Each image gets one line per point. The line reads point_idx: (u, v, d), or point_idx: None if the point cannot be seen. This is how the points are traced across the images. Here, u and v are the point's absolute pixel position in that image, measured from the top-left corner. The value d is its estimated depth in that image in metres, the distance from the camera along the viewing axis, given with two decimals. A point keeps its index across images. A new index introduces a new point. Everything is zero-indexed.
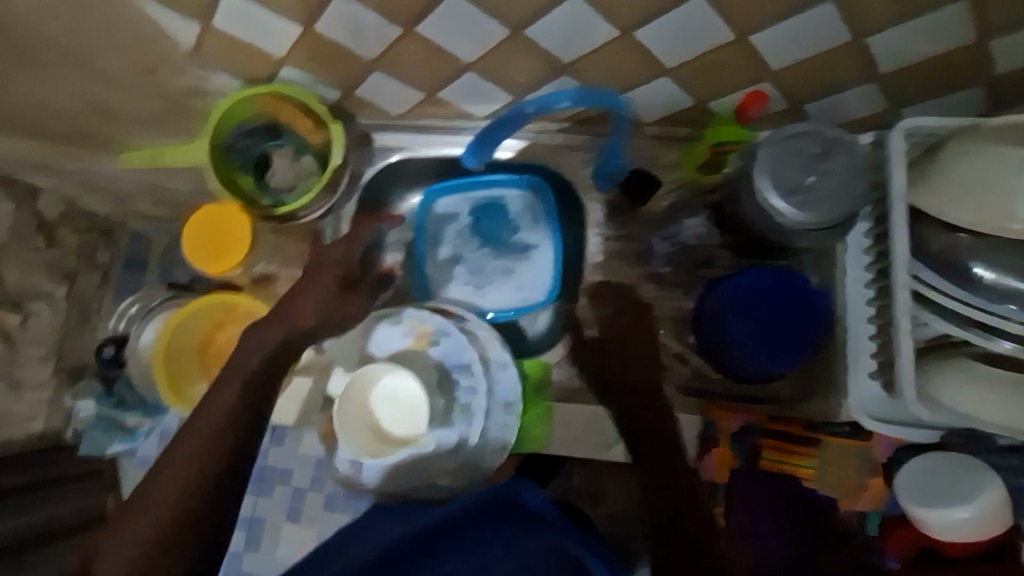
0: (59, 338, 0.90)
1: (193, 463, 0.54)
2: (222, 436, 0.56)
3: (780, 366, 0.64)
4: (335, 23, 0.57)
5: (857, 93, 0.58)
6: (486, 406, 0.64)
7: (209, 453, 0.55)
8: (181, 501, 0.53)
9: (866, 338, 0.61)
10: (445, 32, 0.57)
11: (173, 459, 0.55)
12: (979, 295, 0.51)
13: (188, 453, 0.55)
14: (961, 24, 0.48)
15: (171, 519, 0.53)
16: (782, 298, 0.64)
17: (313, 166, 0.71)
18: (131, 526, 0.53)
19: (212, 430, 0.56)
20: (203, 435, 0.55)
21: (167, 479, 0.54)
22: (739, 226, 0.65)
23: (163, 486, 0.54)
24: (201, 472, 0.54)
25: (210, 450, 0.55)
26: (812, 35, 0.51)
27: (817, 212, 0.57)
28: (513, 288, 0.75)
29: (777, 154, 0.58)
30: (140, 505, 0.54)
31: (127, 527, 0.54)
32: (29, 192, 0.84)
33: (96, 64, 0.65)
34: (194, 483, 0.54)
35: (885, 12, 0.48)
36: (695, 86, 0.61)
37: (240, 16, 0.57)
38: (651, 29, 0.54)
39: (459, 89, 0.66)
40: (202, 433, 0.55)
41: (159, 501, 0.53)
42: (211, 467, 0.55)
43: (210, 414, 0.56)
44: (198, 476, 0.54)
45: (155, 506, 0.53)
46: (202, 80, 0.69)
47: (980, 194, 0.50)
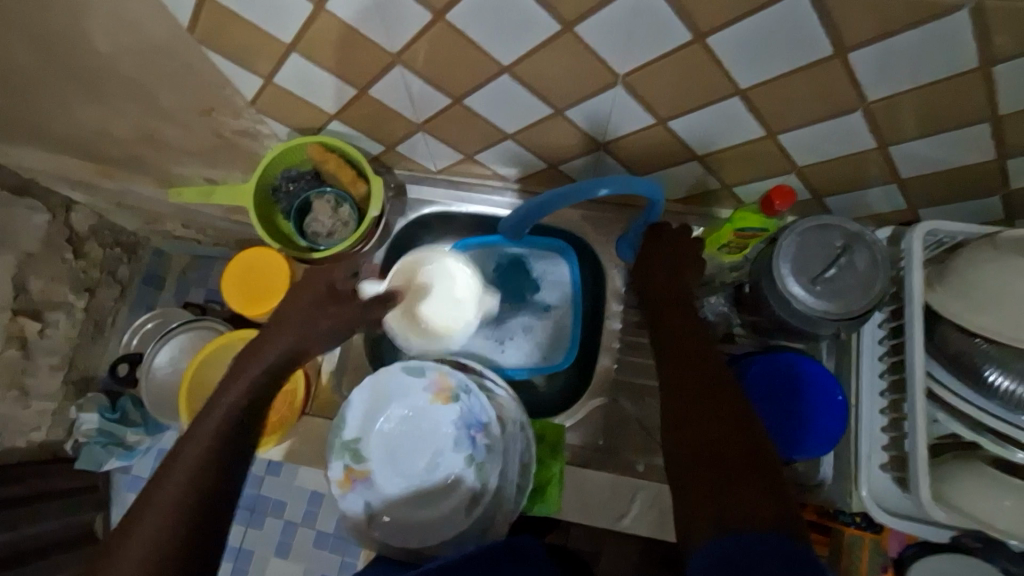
0: (73, 349, 0.95)
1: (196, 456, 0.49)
2: (228, 426, 0.52)
3: (794, 452, 0.64)
4: (386, 90, 0.61)
5: (880, 192, 0.61)
6: (501, 466, 0.65)
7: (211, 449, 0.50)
8: (186, 497, 0.47)
9: (878, 430, 0.62)
10: (489, 106, 0.60)
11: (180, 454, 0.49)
12: (994, 401, 0.53)
13: (196, 446, 0.50)
14: (983, 145, 0.50)
15: (168, 524, 0.45)
16: (801, 385, 0.65)
17: (351, 216, 0.74)
18: (125, 535, 0.45)
19: (221, 420, 0.52)
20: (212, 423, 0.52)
21: (169, 474, 0.48)
22: (756, 307, 0.67)
23: (165, 485, 0.47)
24: (210, 468, 0.49)
25: (212, 442, 0.50)
26: (840, 140, 0.54)
27: (838, 303, 0.59)
28: (533, 345, 0.78)
29: (801, 244, 0.61)
30: (135, 511, 0.47)
31: (124, 535, 0.45)
32: (63, 206, 0.91)
33: (158, 101, 0.68)
34: (201, 480, 0.48)
35: (911, 128, 0.51)
36: (721, 173, 0.64)
37: (299, 77, 0.61)
38: (684, 122, 0.57)
39: (496, 154, 0.70)
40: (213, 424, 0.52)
41: (156, 504, 0.46)
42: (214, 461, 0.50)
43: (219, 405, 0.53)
44: (205, 470, 0.49)
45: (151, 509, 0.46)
46: (255, 124, 0.73)
47: (997, 304, 0.51)
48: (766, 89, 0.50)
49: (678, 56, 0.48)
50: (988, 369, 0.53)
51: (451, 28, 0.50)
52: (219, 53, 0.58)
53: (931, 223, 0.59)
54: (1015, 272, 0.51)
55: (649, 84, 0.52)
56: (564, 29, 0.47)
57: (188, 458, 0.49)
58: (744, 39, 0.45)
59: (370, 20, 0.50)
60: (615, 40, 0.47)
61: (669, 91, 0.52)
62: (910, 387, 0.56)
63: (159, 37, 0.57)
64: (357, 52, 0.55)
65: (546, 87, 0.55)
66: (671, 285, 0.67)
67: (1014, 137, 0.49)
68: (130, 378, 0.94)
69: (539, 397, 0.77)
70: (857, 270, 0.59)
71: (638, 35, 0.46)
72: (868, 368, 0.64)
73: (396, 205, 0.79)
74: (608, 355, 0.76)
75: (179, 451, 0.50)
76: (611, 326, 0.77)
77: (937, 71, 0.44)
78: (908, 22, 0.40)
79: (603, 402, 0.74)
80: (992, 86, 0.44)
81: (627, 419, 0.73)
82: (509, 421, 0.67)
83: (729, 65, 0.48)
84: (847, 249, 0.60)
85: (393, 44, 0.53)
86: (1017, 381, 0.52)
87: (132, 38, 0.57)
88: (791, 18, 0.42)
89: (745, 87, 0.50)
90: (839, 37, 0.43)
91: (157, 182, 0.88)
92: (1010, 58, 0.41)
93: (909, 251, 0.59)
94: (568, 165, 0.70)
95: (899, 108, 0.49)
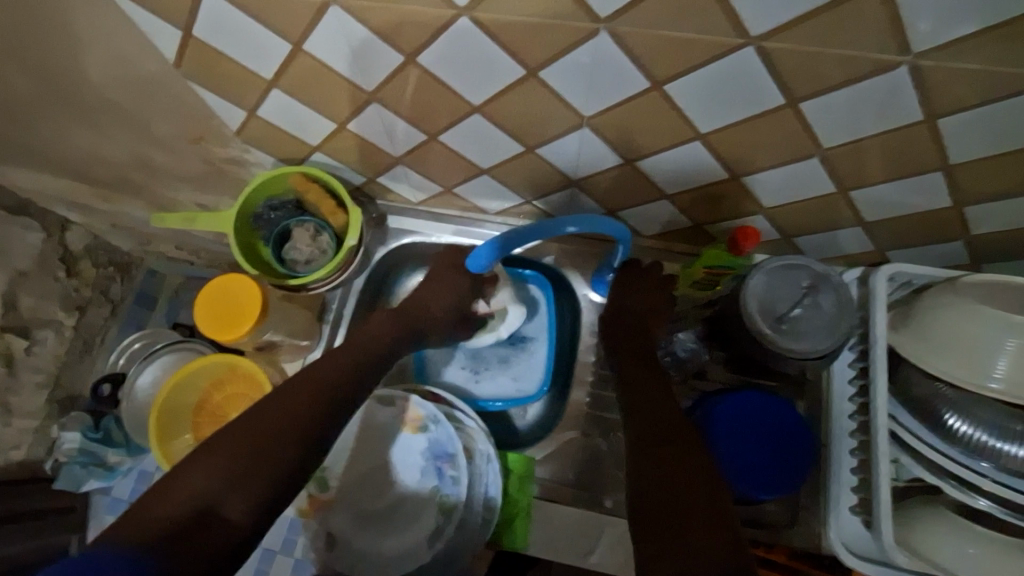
0: (59, 368, 0.95)
1: (304, 400, 0.55)
2: (333, 385, 0.58)
3: (763, 494, 0.64)
4: (367, 124, 0.63)
5: (846, 234, 0.62)
6: (466, 498, 0.64)
7: (317, 403, 0.56)
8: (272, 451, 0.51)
9: (848, 471, 0.62)
10: (465, 142, 0.62)
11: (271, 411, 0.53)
12: (953, 446, 0.54)
13: (300, 396, 0.55)
14: (939, 192, 0.52)
15: (263, 451, 0.50)
16: (766, 424, 0.65)
17: (330, 245, 0.75)
18: (227, 444, 0.50)
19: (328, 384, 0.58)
20: (327, 378, 0.58)
21: (278, 407, 0.54)
22: (728, 343, 0.68)
23: (273, 418, 0.53)
24: (312, 415, 0.54)
25: (320, 395, 0.56)
26: (802, 183, 0.56)
27: (803, 342, 0.61)
28: (508, 376, 0.78)
29: (769, 283, 0.63)
30: (233, 429, 0.51)
31: (223, 442, 0.50)
32: (59, 224, 0.93)
33: (148, 130, 0.70)
34: (306, 426, 0.53)
35: (869, 174, 0.52)
36: (692, 212, 0.66)
37: (283, 110, 0.63)
38: (653, 162, 0.58)
39: (474, 187, 0.72)
40: (327, 380, 0.58)
41: (260, 428, 0.52)
42: (317, 409, 0.55)
43: (335, 366, 0.60)
44: (306, 416, 0.54)
45: (252, 431, 0.51)
46: (244, 153, 0.75)
47: (954, 349, 0.53)
48: (725, 134, 0.51)
49: (639, 101, 0.50)
50: (948, 414, 0.54)
51: (424, 70, 0.52)
52: (206, 87, 0.61)
53: (893, 266, 0.60)
54: (975, 320, 0.52)
55: (615, 127, 0.54)
56: (529, 74, 0.50)
57: (297, 400, 0.55)
58: (700, 86, 0.46)
59: (348, 59, 0.53)
60: (578, 85, 0.50)
61: (633, 133, 0.54)
62: (874, 428, 0.56)
63: (149, 71, 0.59)
64: (336, 90, 0.58)
65: (516, 126, 0.57)
66: (640, 312, 0.69)
67: (968, 186, 0.50)
68: (112, 398, 0.92)
69: (514, 429, 0.78)
70: (822, 310, 0.62)
71: (600, 80, 0.48)
72: (837, 409, 0.64)
73: (377, 233, 0.81)
74: (581, 389, 0.76)
75: (290, 391, 0.55)
76: (586, 358, 0.77)
77: (884, 122, 0.46)
78: (851, 76, 0.42)
79: (573, 437, 0.74)
80: (938, 137, 0.46)
81: (599, 455, 0.72)
82: (477, 453, 0.67)
83: (688, 110, 0.49)
84: (812, 289, 0.62)
85: (368, 82, 0.55)
86: (974, 426, 0.53)
87: (123, 71, 0.59)
88: (742, 70, 0.44)
89: (705, 131, 0.52)
90: (788, 88, 0.44)
91: (151, 205, 0.89)
92: (951, 112, 0.43)
93: (874, 293, 0.60)
94: (543, 200, 0.71)
95: (855, 154, 0.50)
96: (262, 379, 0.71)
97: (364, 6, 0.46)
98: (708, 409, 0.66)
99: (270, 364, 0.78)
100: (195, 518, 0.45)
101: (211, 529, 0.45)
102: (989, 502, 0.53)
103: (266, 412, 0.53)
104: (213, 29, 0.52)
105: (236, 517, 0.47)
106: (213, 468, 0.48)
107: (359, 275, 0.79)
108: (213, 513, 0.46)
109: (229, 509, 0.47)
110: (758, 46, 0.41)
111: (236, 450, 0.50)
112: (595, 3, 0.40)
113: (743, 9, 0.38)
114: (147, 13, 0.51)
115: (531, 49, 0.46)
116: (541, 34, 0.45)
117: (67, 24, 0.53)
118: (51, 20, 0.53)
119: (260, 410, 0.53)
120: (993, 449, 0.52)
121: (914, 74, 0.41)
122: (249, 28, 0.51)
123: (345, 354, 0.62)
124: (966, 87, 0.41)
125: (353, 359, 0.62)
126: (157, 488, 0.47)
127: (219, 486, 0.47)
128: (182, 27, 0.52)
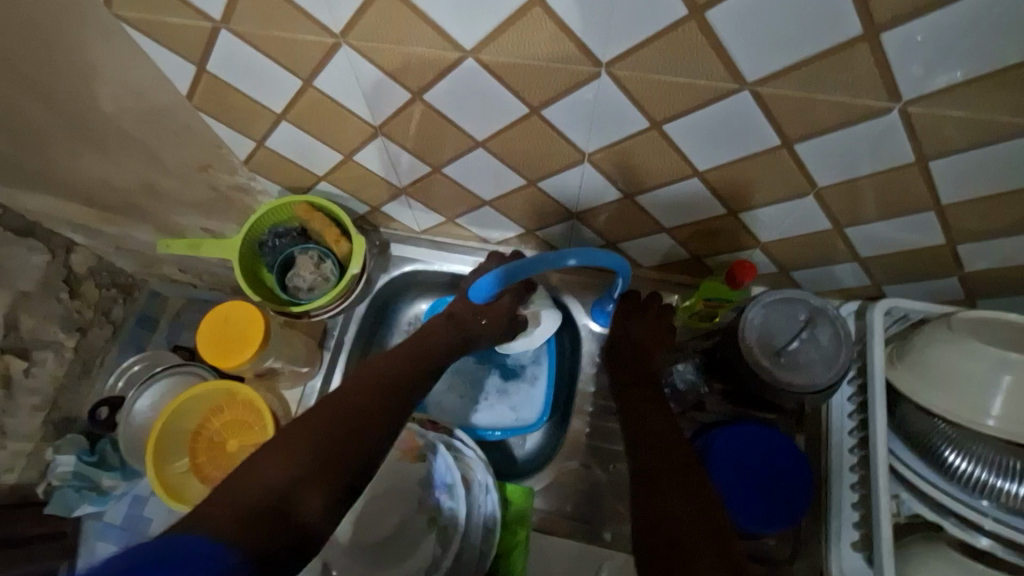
0: (57, 389, 0.95)
1: (374, 398, 0.54)
2: (398, 381, 0.57)
3: (761, 529, 0.63)
4: (372, 156, 0.65)
5: (842, 269, 0.63)
6: (463, 529, 0.63)
7: (386, 402, 0.55)
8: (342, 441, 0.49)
9: (849, 507, 0.61)
10: (467, 175, 0.64)
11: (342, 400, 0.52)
12: (952, 483, 0.55)
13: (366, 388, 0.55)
14: (931, 230, 0.53)
15: (338, 446, 0.49)
16: (762, 458, 0.65)
17: (333, 273, 0.75)
18: (303, 436, 0.48)
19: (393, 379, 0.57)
20: (393, 379, 0.57)
21: (348, 405, 0.52)
22: (727, 375, 0.68)
23: (345, 414, 0.51)
24: (381, 414, 0.53)
25: (387, 394, 0.55)
26: (799, 219, 0.57)
27: (802, 376, 0.61)
28: (507, 405, 0.79)
29: (765, 317, 0.64)
30: (306, 422, 0.49)
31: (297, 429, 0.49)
32: (65, 246, 0.92)
33: (157, 158, 0.71)
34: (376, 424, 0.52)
35: (863, 212, 0.53)
36: (690, 245, 0.67)
37: (291, 142, 0.65)
38: (651, 198, 0.60)
39: (476, 218, 0.73)
40: (392, 380, 0.57)
41: (334, 422, 0.50)
42: (386, 409, 0.54)
43: (395, 367, 0.59)
44: (376, 414, 0.53)
45: (325, 425, 0.50)
46: (250, 180, 0.77)
47: (951, 385, 0.53)
48: (722, 172, 0.53)
49: (638, 139, 0.51)
50: (946, 449, 0.55)
51: (429, 106, 0.54)
52: (217, 118, 0.63)
53: (890, 301, 0.61)
54: (970, 357, 0.52)
55: (615, 163, 0.56)
56: (531, 111, 0.51)
57: (366, 397, 0.54)
58: (697, 127, 0.48)
59: (357, 94, 0.54)
60: (579, 124, 0.51)
61: (632, 169, 0.56)
62: (873, 463, 0.56)
63: (162, 101, 0.61)
64: (344, 123, 0.59)
65: (518, 160, 0.59)
66: (639, 343, 0.70)
67: (959, 225, 0.51)
68: (110, 421, 0.91)
69: (512, 459, 0.78)
70: (820, 344, 0.62)
71: (601, 118, 0.50)
72: (838, 444, 0.64)
73: (379, 261, 0.82)
74: (580, 419, 0.75)
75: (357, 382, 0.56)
76: (586, 389, 0.76)
77: (876, 164, 0.47)
78: (845, 119, 0.43)
79: (574, 467, 0.73)
80: (929, 179, 0.47)
81: (597, 486, 0.72)
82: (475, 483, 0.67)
83: (686, 149, 0.51)
84: (809, 323, 0.63)
85: (374, 116, 0.57)
86: (973, 463, 0.53)
87: (137, 102, 0.61)
88: (738, 112, 0.45)
89: (703, 168, 0.53)
90: (783, 129, 0.46)
91: (157, 228, 0.90)
92: (941, 155, 0.44)
93: (871, 327, 0.61)
94: (542, 231, 0.73)
95: (851, 192, 0.51)
96: (261, 406, 0.71)
97: (374, 47, 0.48)
98: (705, 442, 0.66)
99: (269, 391, 0.77)
100: (273, 510, 0.43)
101: (290, 522, 0.43)
102: (990, 541, 0.54)
103: (336, 408, 0.52)
104: (228, 65, 0.54)
105: (312, 513, 0.44)
106: (291, 460, 0.46)
107: (361, 301, 0.80)
108: (292, 507, 0.44)
109: (306, 504, 0.44)
110: (753, 91, 0.43)
111: (312, 442, 0.48)
112: (597, 48, 0.42)
113: (738, 56, 0.40)
114: (164, 49, 0.53)
115: (534, 88, 0.48)
116: (544, 76, 0.46)
117: (85, 57, 0.55)
118: (69, 55, 0.54)
119: (331, 404, 0.52)
120: (992, 488, 0.53)
121: (904, 120, 0.42)
122: (262, 64, 0.53)
123: (405, 356, 0.61)
124: (955, 133, 0.42)
125: (413, 363, 0.61)
126: (226, 480, 0.45)
127: (296, 479, 0.45)
128: (197, 62, 0.54)
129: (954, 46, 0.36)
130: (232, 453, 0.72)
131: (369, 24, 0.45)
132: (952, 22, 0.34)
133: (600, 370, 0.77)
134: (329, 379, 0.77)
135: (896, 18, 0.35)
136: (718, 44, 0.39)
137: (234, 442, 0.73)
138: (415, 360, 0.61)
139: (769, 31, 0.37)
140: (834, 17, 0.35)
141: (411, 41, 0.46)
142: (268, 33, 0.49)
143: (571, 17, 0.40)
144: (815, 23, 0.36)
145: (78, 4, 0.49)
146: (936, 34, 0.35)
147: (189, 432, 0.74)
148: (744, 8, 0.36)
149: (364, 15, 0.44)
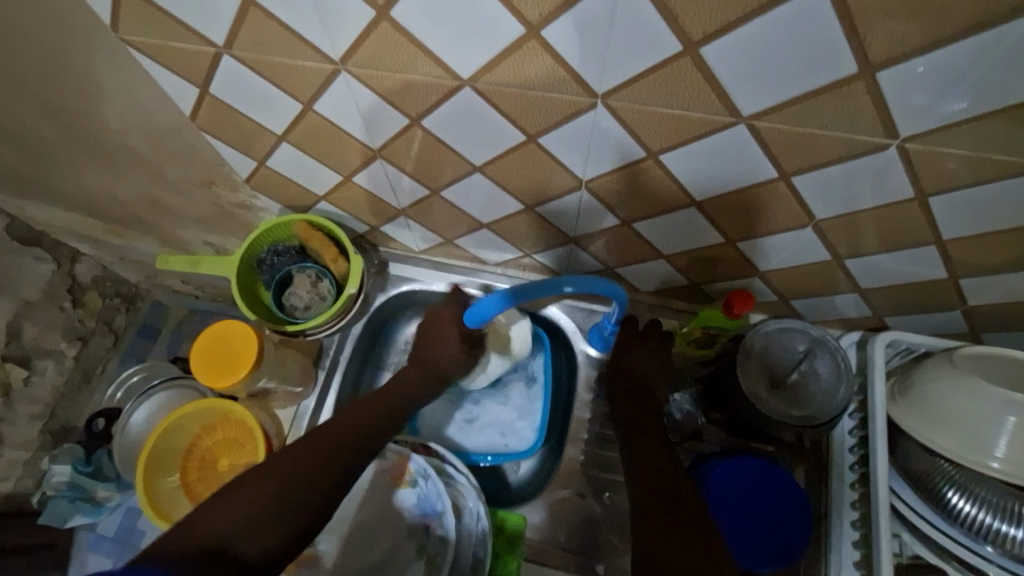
0: (56, 398, 0.94)
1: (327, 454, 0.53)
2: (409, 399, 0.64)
3: (761, 565, 0.62)
4: (371, 178, 0.65)
5: (842, 299, 0.62)
6: (451, 559, 0.63)
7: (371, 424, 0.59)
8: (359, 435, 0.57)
9: (849, 544, 0.60)
10: (466, 199, 0.64)
11: (369, 405, 0.61)
12: (956, 526, 0.54)
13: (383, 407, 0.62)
14: (932, 264, 0.52)
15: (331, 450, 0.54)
16: (761, 494, 0.64)
17: (330, 292, 0.75)
18: (318, 445, 0.54)
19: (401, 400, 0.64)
20: (355, 425, 0.57)
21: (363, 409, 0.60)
22: (724, 403, 0.68)
23: (285, 471, 0.50)
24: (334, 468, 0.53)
25: (368, 423, 0.58)
26: (798, 250, 0.56)
27: (801, 409, 0.62)
28: (501, 432, 0.78)
29: (764, 348, 0.65)
30: (239, 487, 0.48)
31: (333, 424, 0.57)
32: (70, 257, 0.92)
33: (162, 175, 0.71)
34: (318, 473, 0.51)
35: (863, 245, 0.53)
36: (690, 273, 0.66)
37: (291, 162, 0.65)
38: (649, 225, 0.60)
39: (474, 240, 0.73)
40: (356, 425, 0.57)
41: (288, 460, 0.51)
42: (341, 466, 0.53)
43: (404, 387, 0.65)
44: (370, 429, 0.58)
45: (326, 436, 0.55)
46: (252, 198, 0.77)
47: (950, 424, 0.52)
48: (720, 202, 0.52)
49: (634, 167, 0.51)
50: (949, 491, 0.54)
51: (427, 131, 0.54)
52: (219, 138, 0.63)
53: (890, 334, 0.61)
54: (971, 395, 0.51)
55: (612, 190, 0.56)
56: (529, 139, 0.51)
57: (366, 415, 0.59)
58: (693, 157, 0.47)
59: (356, 121, 0.55)
60: (576, 151, 0.51)
61: (629, 196, 0.56)
62: (874, 501, 0.55)
63: (165, 121, 0.61)
64: (345, 146, 0.60)
65: (516, 184, 0.59)
66: (640, 375, 0.68)
67: (961, 258, 0.50)
68: (105, 434, 0.91)
69: (507, 484, 0.78)
70: (819, 377, 0.63)
71: (598, 145, 0.50)
72: (838, 477, 0.63)
73: (377, 280, 0.82)
74: (575, 446, 0.74)
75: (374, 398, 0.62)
76: (581, 416, 0.75)
77: (877, 199, 0.47)
78: (845, 154, 0.43)
79: (566, 496, 0.72)
80: (930, 214, 0.46)
81: (595, 517, 0.71)
82: (467, 510, 0.65)
83: (682, 178, 0.51)
84: (808, 355, 0.63)
85: (373, 140, 0.58)
86: (977, 506, 0.53)
87: (141, 121, 0.61)
88: (733, 144, 0.45)
89: (700, 199, 0.53)
90: (780, 164, 0.46)
91: (157, 240, 0.90)
92: (940, 192, 0.44)
93: (872, 359, 0.60)
94: (541, 253, 0.72)
95: (850, 225, 0.51)
96: (252, 425, 0.70)
97: (375, 74, 0.48)
98: (703, 474, 0.65)
99: (263, 410, 0.77)
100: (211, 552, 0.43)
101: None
102: None
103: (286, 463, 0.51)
104: (228, 87, 0.54)
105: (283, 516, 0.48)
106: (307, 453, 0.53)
107: (358, 320, 0.80)
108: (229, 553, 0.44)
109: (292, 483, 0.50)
110: (750, 124, 0.42)
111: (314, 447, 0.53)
112: (593, 81, 0.42)
113: (734, 91, 0.40)
114: (167, 71, 0.54)
115: (533, 118, 0.48)
116: (539, 105, 0.46)
117: (90, 75, 0.55)
118: (72, 70, 0.54)
119: (273, 469, 0.50)
120: (997, 534, 0.52)
121: (902, 156, 0.42)
122: (262, 88, 0.54)
123: (349, 418, 0.58)
124: (954, 168, 0.41)
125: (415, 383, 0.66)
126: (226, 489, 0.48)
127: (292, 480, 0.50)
128: (200, 85, 0.55)
129: (953, 82, 0.35)
130: (221, 473, 0.72)
131: (368, 53, 0.46)
132: (944, 64, 0.34)
133: (595, 396, 0.76)
134: (325, 398, 0.77)
135: (892, 57, 0.34)
136: (713, 80, 0.39)
137: (225, 461, 0.73)
138: (370, 420, 0.59)
139: (763, 71, 0.38)
140: (831, 58, 0.35)
141: (409, 70, 0.46)
142: (268, 60, 0.50)
143: (566, 52, 0.40)
144: (813, 65, 0.36)
145: (82, 27, 0.49)
146: (936, 71, 0.34)
147: (180, 450, 0.74)
148: (742, 44, 0.36)
149: (362, 45, 0.45)
